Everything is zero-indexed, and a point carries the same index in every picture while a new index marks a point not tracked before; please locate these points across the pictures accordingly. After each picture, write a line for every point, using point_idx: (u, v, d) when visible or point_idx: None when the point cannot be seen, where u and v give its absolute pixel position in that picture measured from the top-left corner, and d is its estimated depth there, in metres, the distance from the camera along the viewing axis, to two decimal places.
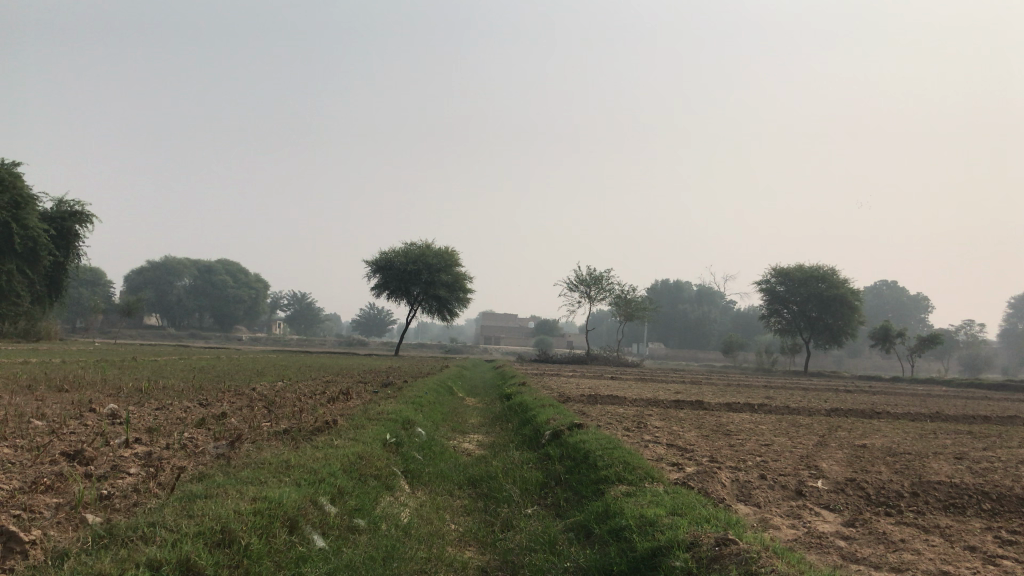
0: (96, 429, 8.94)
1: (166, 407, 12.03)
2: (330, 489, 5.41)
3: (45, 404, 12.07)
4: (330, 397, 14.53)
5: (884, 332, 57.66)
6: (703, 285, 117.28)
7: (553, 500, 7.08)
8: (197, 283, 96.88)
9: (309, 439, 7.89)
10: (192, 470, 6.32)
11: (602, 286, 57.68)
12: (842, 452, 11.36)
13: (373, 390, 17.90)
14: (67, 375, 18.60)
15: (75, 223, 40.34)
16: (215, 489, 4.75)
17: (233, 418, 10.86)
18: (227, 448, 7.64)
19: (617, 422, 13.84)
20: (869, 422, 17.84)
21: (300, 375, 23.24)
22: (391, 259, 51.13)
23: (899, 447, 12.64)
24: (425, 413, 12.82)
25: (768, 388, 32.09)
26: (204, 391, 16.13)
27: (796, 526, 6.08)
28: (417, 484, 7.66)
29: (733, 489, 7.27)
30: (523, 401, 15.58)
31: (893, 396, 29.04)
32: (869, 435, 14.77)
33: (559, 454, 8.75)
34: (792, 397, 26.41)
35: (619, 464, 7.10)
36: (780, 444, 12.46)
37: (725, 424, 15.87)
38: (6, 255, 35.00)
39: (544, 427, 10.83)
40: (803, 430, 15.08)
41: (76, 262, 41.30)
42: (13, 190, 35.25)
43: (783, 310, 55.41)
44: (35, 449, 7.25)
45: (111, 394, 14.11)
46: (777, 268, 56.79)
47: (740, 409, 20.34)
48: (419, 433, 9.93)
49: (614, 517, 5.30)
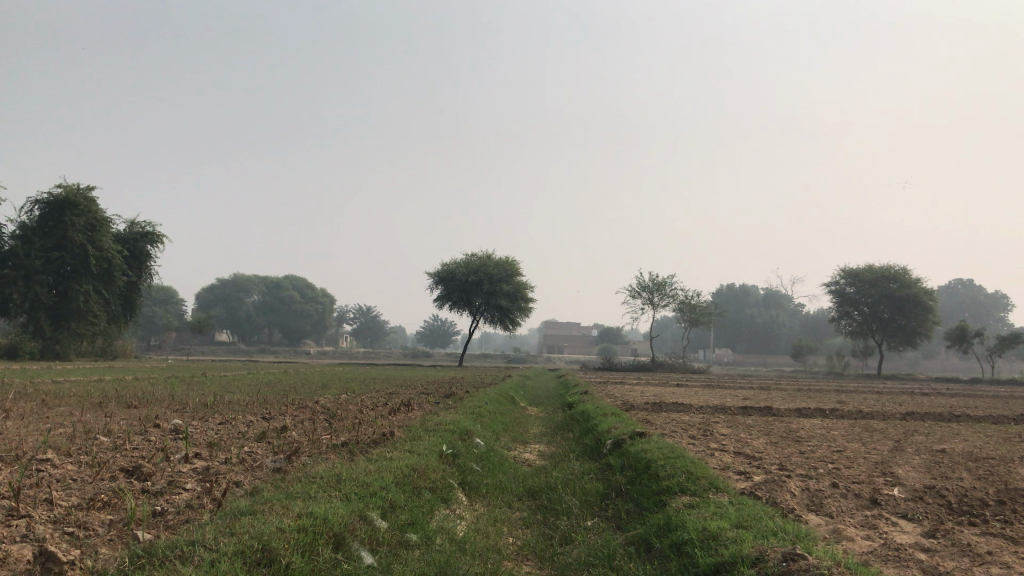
0: (158, 444, 9.02)
1: (229, 421, 12.14)
2: (381, 504, 5.28)
3: (114, 420, 12.27)
4: (392, 409, 14.49)
5: (961, 332, 55.60)
6: (770, 290, 115.11)
7: (614, 513, 6.86)
8: (265, 300, 98.72)
9: (366, 452, 7.82)
10: (248, 484, 6.29)
11: (665, 292, 56.96)
12: (918, 458, 10.84)
13: (435, 400, 17.85)
14: (137, 392, 18.96)
15: (147, 244, 41.45)
16: (261, 505, 4.64)
17: (293, 432, 10.86)
18: (286, 462, 7.62)
19: (681, 429, 13.51)
20: (948, 426, 17.07)
21: (364, 388, 23.28)
22: (453, 270, 51.35)
23: (979, 452, 12.05)
24: (485, 423, 12.71)
25: (840, 391, 31.18)
26: (268, 404, 16.30)
27: (870, 538, 5.76)
28: (474, 497, 7.50)
29: (803, 499, 6.94)
30: (585, 411, 15.28)
31: (972, 398, 27.96)
32: (948, 439, 14.14)
33: (620, 464, 8.50)
34: (866, 400, 25.54)
35: (682, 474, 6.83)
36: (853, 449, 11.99)
37: (794, 430, 15.40)
38: (82, 277, 36.09)
39: (606, 437, 10.58)
40: (877, 435, 14.47)
41: (149, 281, 42.36)
42: (89, 214, 36.45)
43: (853, 311, 53.97)
44: (96, 466, 7.29)
45: (177, 410, 14.30)
46: (847, 269, 55.45)
47: (811, 415, 19.73)
48: (478, 443, 9.79)
49: (676, 530, 5.06)
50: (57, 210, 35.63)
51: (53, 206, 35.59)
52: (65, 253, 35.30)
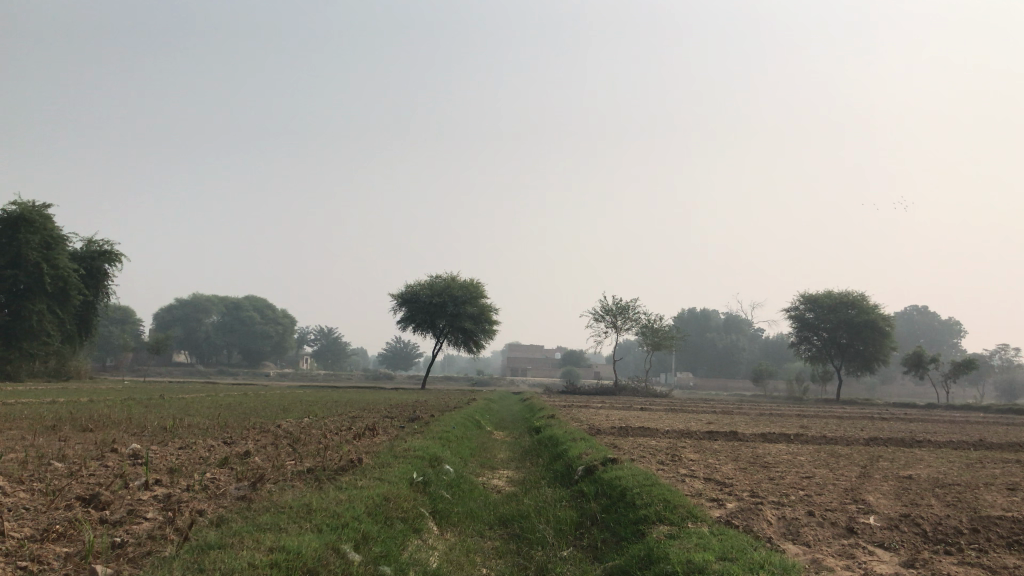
0: (117, 470, 8.73)
1: (190, 445, 11.83)
2: (354, 535, 5.09)
3: (69, 444, 11.89)
4: (357, 433, 14.20)
5: (917, 358, 56.43)
6: (730, 314, 116.26)
7: (590, 542, 6.73)
8: (225, 320, 97.45)
9: (334, 480, 7.61)
10: (212, 513, 6.06)
11: (628, 316, 57.17)
12: (887, 484, 10.87)
13: (399, 424, 17.60)
14: (92, 414, 18.41)
15: (104, 263, 40.71)
16: (231, 538, 4.43)
17: (256, 456, 10.60)
18: (250, 489, 7.39)
19: (651, 455, 13.44)
20: (911, 451, 17.20)
21: (326, 412, 22.90)
22: (417, 292, 51.08)
23: (945, 478, 12.12)
24: (454, 448, 12.51)
25: (802, 416, 31.37)
26: (229, 428, 15.94)
27: (850, 568, 5.70)
28: (445, 526, 7.33)
29: (779, 527, 6.86)
30: (552, 435, 15.16)
31: (931, 423, 28.29)
32: (912, 465, 14.23)
33: (594, 490, 8.39)
34: (828, 425, 25.75)
35: (658, 501, 6.72)
36: (822, 476, 11.99)
37: (761, 455, 15.42)
38: (36, 295, 35.32)
39: (577, 462, 10.47)
40: (843, 461, 14.51)
41: (106, 301, 41.56)
42: (44, 232, 35.75)
43: (813, 337, 54.55)
44: (51, 493, 6.99)
45: (135, 433, 13.90)
46: (806, 295, 56.16)
47: (776, 439, 19.79)
48: (447, 470, 9.60)
49: (659, 561, 4.93)
50: (12, 227, 34.92)
51: (7, 222, 34.87)
52: (20, 271, 34.53)
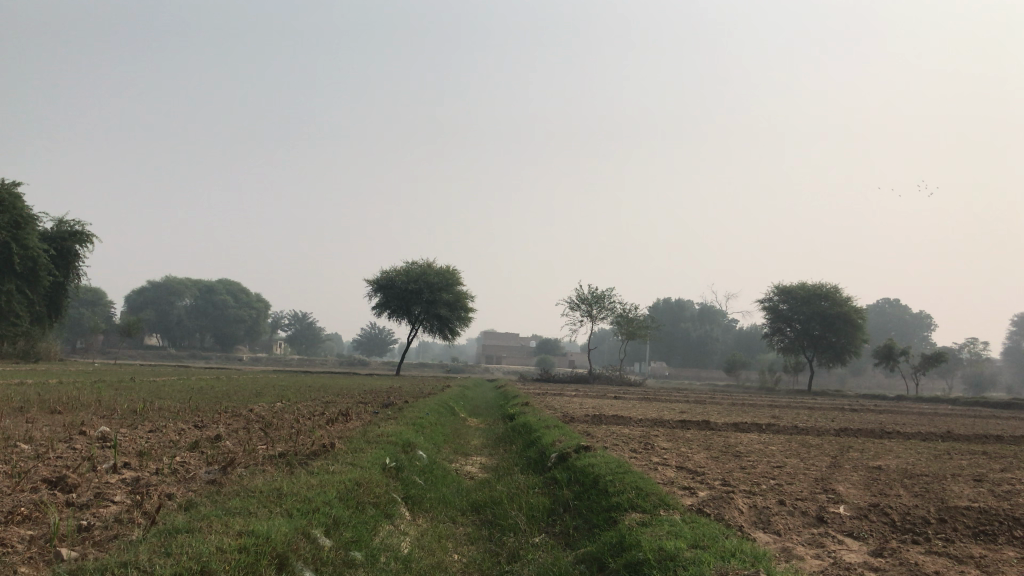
0: (85, 453, 8.60)
1: (160, 429, 11.69)
2: (325, 520, 5.04)
3: (36, 426, 11.71)
4: (329, 418, 14.10)
5: (888, 350, 57.08)
6: (705, 305, 116.92)
7: (562, 529, 6.73)
8: (198, 304, 96.62)
9: (306, 464, 7.54)
10: (182, 497, 5.98)
11: (603, 305, 57.30)
12: (856, 474, 10.98)
13: (373, 410, 17.52)
14: (60, 396, 18.15)
15: (75, 243, 40.11)
16: (199, 522, 4.37)
17: (227, 441, 10.49)
18: (221, 474, 7.30)
19: (623, 443, 13.51)
20: (880, 442, 17.40)
21: (300, 396, 22.75)
22: (393, 278, 50.84)
23: (914, 469, 12.26)
24: (427, 434, 12.49)
25: (773, 406, 31.64)
26: (200, 412, 15.77)
27: (820, 557, 5.73)
28: (417, 512, 7.29)
29: (750, 515, 6.91)
30: (525, 422, 15.18)
31: (901, 414, 28.63)
32: (882, 455, 14.39)
33: (566, 477, 8.40)
34: (799, 415, 25.98)
35: (631, 490, 6.73)
36: (793, 465, 12.08)
37: (733, 444, 15.54)
38: (5, 276, 34.74)
39: (550, 449, 10.48)
40: (814, 451, 14.65)
41: (76, 282, 40.98)
42: (14, 211, 35.13)
43: (786, 328, 55.03)
44: (17, 476, 6.88)
45: (104, 416, 13.72)
46: (780, 287, 56.63)
47: (748, 429, 19.92)
48: (420, 456, 9.56)
49: (631, 549, 4.94)
50: None
51: None
52: None
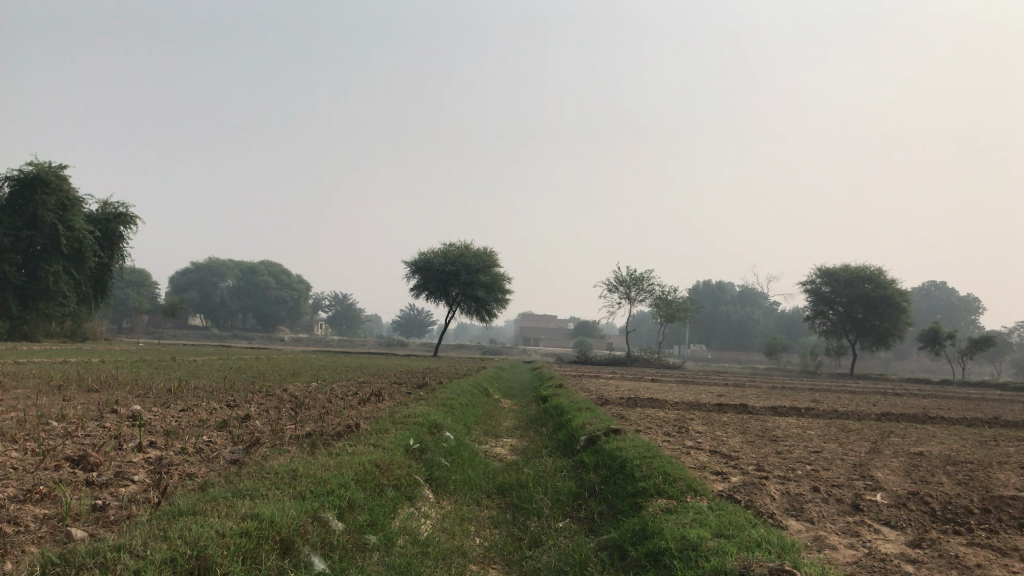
0: (112, 431, 8.62)
1: (192, 408, 11.73)
2: (338, 503, 4.92)
3: (70, 404, 11.79)
4: (361, 399, 14.07)
5: (933, 334, 55.84)
6: (746, 287, 115.49)
7: (586, 513, 6.58)
8: (240, 285, 97.82)
9: (328, 445, 7.44)
10: (201, 477, 5.91)
11: (642, 287, 56.85)
12: (896, 460, 10.66)
13: (406, 391, 17.50)
14: (100, 375, 18.35)
15: (120, 225, 40.71)
16: (205, 505, 4.27)
17: (257, 420, 10.47)
18: (244, 453, 7.25)
19: (657, 426, 13.28)
20: (923, 427, 16.95)
21: (335, 377, 22.81)
22: (431, 260, 50.93)
23: (957, 455, 11.88)
24: (457, 416, 12.38)
25: (814, 390, 31.03)
26: (234, 391, 15.85)
27: (853, 546, 5.50)
28: (441, 494, 7.18)
29: (783, 503, 6.69)
30: (558, 404, 15.00)
31: (945, 400, 27.96)
32: (924, 442, 14.01)
33: (594, 461, 8.22)
34: (842, 400, 25.39)
35: (658, 474, 6.53)
36: (830, 450, 11.76)
37: (770, 428, 15.23)
38: (52, 256, 35.33)
39: (580, 432, 10.30)
40: (853, 437, 14.28)
41: (121, 264, 41.62)
42: (60, 193, 35.72)
43: (828, 311, 54.07)
44: (40, 454, 6.87)
45: (139, 395, 13.82)
46: (823, 269, 55.65)
47: (787, 413, 19.52)
48: (448, 437, 9.45)
49: (652, 537, 4.76)
50: (28, 188, 34.83)
51: (24, 183, 34.72)
52: (35, 232, 34.50)
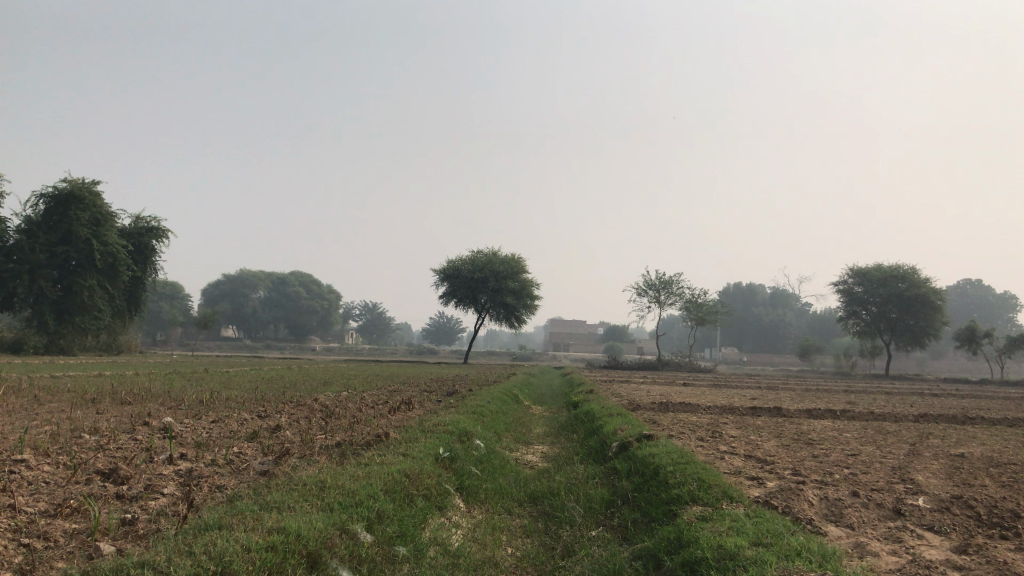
0: (144, 443, 8.63)
1: (223, 419, 11.75)
2: (367, 515, 4.86)
3: (104, 417, 11.88)
4: (391, 407, 14.03)
5: (970, 332, 54.79)
6: (777, 289, 114.46)
7: (621, 521, 6.46)
8: (272, 296, 98.66)
9: (357, 455, 7.38)
10: (231, 489, 5.89)
11: (671, 291, 56.46)
12: (937, 463, 10.39)
13: (436, 399, 17.51)
14: (134, 388, 18.45)
15: (152, 238, 41.17)
16: (231, 518, 4.24)
17: (287, 430, 10.46)
18: (274, 465, 7.19)
19: (690, 431, 13.13)
20: (962, 429, 16.56)
21: (365, 386, 22.82)
22: (459, 267, 51.03)
23: (1000, 457, 11.57)
24: (488, 423, 12.31)
25: (849, 392, 30.55)
26: (265, 401, 15.88)
27: (896, 553, 5.34)
28: (472, 504, 7.09)
29: (822, 508, 6.53)
30: (589, 411, 14.84)
31: (983, 399, 27.36)
32: (964, 442, 13.69)
33: (627, 468, 8.08)
34: (877, 402, 24.97)
35: (693, 481, 6.39)
36: (868, 454, 11.49)
37: (805, 432, 14.99)
38: (86, 271, 35.77)
39: (612, 438, 10.16)
40: (892, 439, 13.94)
41: (153, 277, 42.06)
42: (93, 209, 36.19)
43: (862, 311, 53.33)
44: (72, 467, 6.89)
45: (171, 407, 13.90)
46: (855, 269, 54.89)
47: (822, 416, 19.21)
48: (478, 445, 9.36)
49: (687, 546, 4.65)
50: (62, 204, 35.32)
51: (58, 200, 35.24)
52: (70, 248, 35.01)
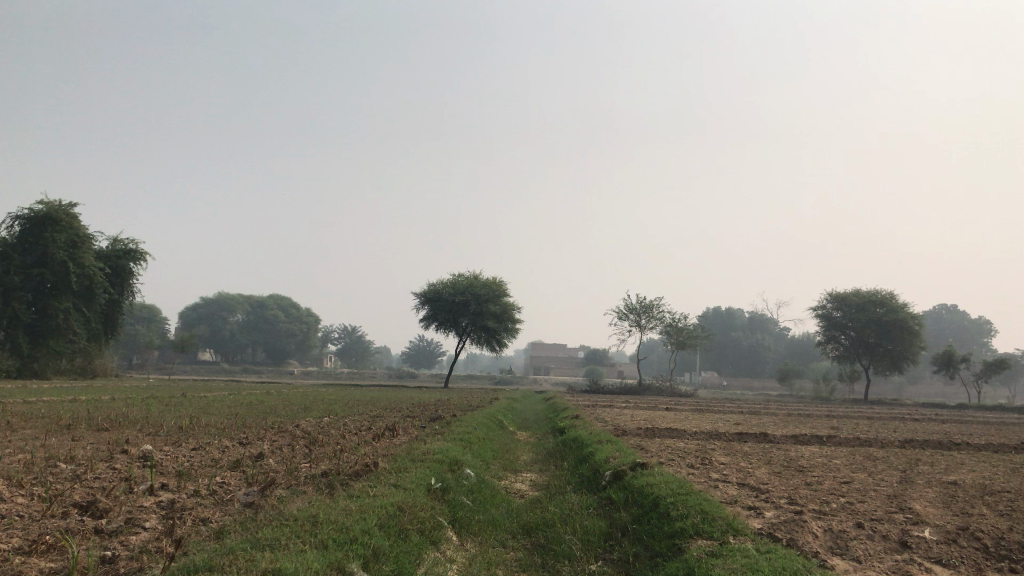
0: (123, 473, 8.35)
1: (203, 446, 11.46)
2: (363, 552, 4.64)
3: (79, 445, 11.54)
4: (376, 435, 13.72)
5: (948, 357, 55.05)
6: (756, 313, 115.03)
7: (621, 556, 6.27)
8: (250, 319, 97.96)
9: (347, 486, 7.15)
10: (217, 523, 5.64)
11: (652, 315, 56.45)
12: (932, 491, 10.25)
13: (421, 425, 17.18)
14: (109, 414, 18.00)
15: (130, 261, 40.70)
16: (222, 557, 3.99)
17: (270, 459, 10.15)
18: (260, 496, 6.94)
19: (680, 458, 12.97)
20: (950, 455, 16.49)
21: (347, 411, 22.43)
22: (440, 291, 50.80)
23: (992, 485, 11.46)
24: (476, 451, 12.06)
25: (832, 417, 30.46)
26: (246, 427, 15.56)
27: None
28: (466, 536, 6.85)
29: (826, 541, 6.36)
30: (577, 437, 14.63)
31: (964, 425, 27.38)
32: (955, 469, 13.58)
33: (623, 498, 7.90)
34: (860, 427, 24.90)
35: (695, 513, 6.20)
36: (861, 481, 11.36)
37: (795, 459, 14.82)
38: (62, 294, 35.27)
39: (603, 467, 9.95)
40: (882, 466, 13.84)
41: (131, 300, 41.52)
42: (70, 230, 35.76)
43: (840, 336, 53.50)
44: (47, 500, 6.60)
45: (149, 434, 13.54)
46: (834, 294, 55.12)
47: (808, 442, 19.08)
48: (468, 474, 9.12)
49: None
50: (39, 226, 34.87)
51: (34, 222, 34.82)
52: (46, 270, 34.50)
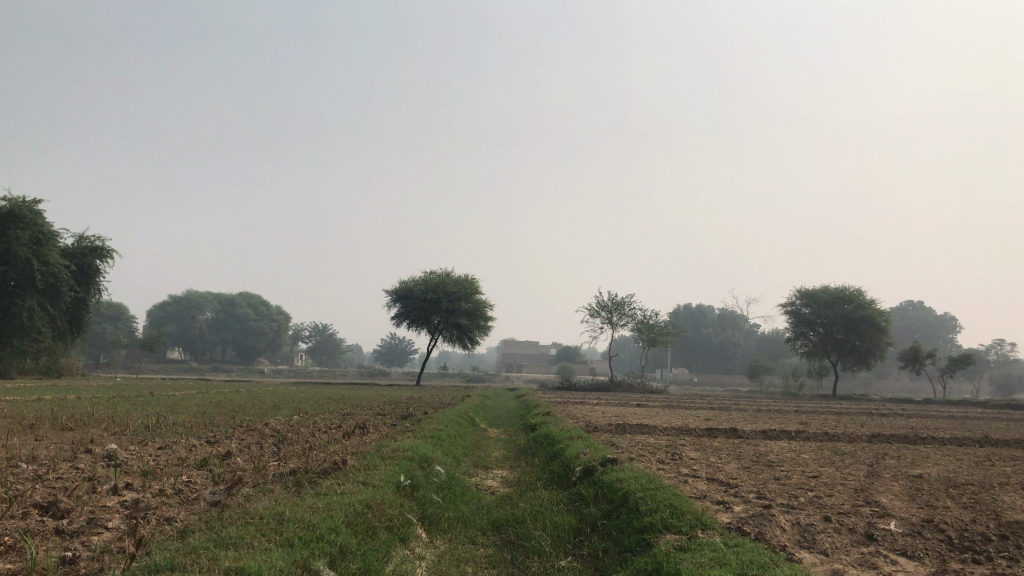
0: (87, 472, 8.22)
1: (170, 445, 11.32)
2: (329, 550, 4.59)
3: (42, 444, 11.37)
4: (346, 432, 13.62)
5: (914, 352, 55.85)
6: (726, 310, 115.97)
7: (591, 551, 6.28)
8: (219, 317, 96.89)
9: (315, 483, 7.09)
10: (181, 522, 5.55)
11: (624, 312, 56.64)
12: (897, 484, 10.39)
13: (392, 423, 17.10)
14: (73, 413, 17.70)
15: (96, 258, 40.07)
16: (185, 557, 3.92)
17: (238, 457, 10.04)
18: (226, 494, 6.85)
19: (650, 453, 13.03)
20: (915, 449, 16.70)
21: (317, 409, 22.27)
22: (412, 288, 50.63)
23: (956, 477, 11.63)
24: (447, 447, 12.03)
25: (801, 412, 30.77)
26: (213, 426, 15.39)
27: None
28: (435, 533, 6.82)
29: (794, 534, 6.40)
30: (548, 434, 14.63)
31: (930, 419, 27.82)
32: (919, 462, 13.77)
33: (593, 494, 7.90)
34: (828, 421, 25.18)
35: (664, 508, 6.21)
36: (829, 475, 11.47)
37: (763, 453, 14.93)
38: (27, 291, 34.66)
39: (574, 463, 9.97)
40: (848, 460, 14.00)
41: (97, 298, 40.93)
42: (34, 227, 35.15)
43: (809, 332, 54.03)
44: (7, 500, 6.47)
45: (115, 433, 13.33)
46: (803, 291, 55.68)
47: (776, 437, 19.23)
48: (438, 471, 9.10)
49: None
50: (2, 222, 34.21)
51: None
52: (9, 267, 33.87)
